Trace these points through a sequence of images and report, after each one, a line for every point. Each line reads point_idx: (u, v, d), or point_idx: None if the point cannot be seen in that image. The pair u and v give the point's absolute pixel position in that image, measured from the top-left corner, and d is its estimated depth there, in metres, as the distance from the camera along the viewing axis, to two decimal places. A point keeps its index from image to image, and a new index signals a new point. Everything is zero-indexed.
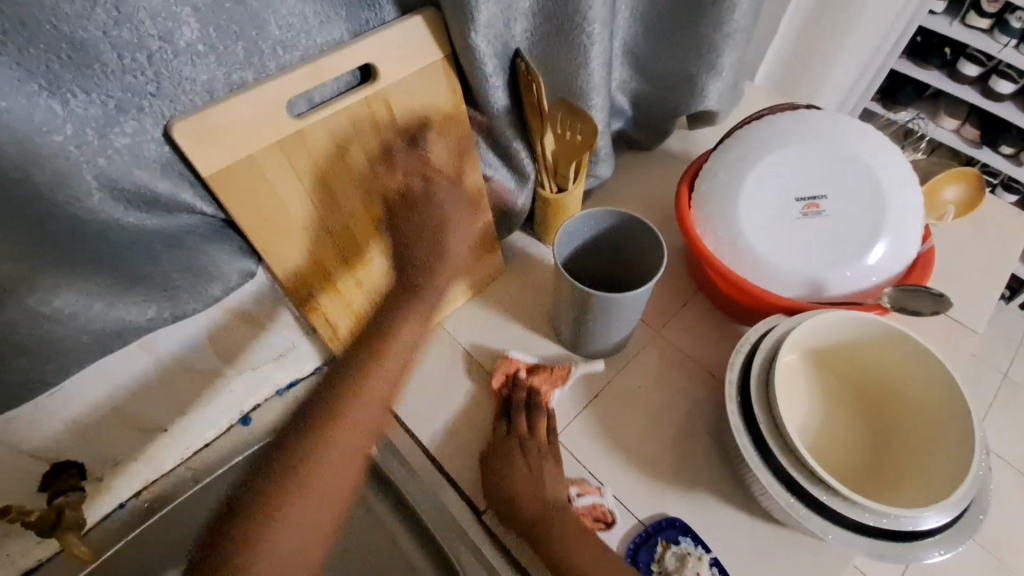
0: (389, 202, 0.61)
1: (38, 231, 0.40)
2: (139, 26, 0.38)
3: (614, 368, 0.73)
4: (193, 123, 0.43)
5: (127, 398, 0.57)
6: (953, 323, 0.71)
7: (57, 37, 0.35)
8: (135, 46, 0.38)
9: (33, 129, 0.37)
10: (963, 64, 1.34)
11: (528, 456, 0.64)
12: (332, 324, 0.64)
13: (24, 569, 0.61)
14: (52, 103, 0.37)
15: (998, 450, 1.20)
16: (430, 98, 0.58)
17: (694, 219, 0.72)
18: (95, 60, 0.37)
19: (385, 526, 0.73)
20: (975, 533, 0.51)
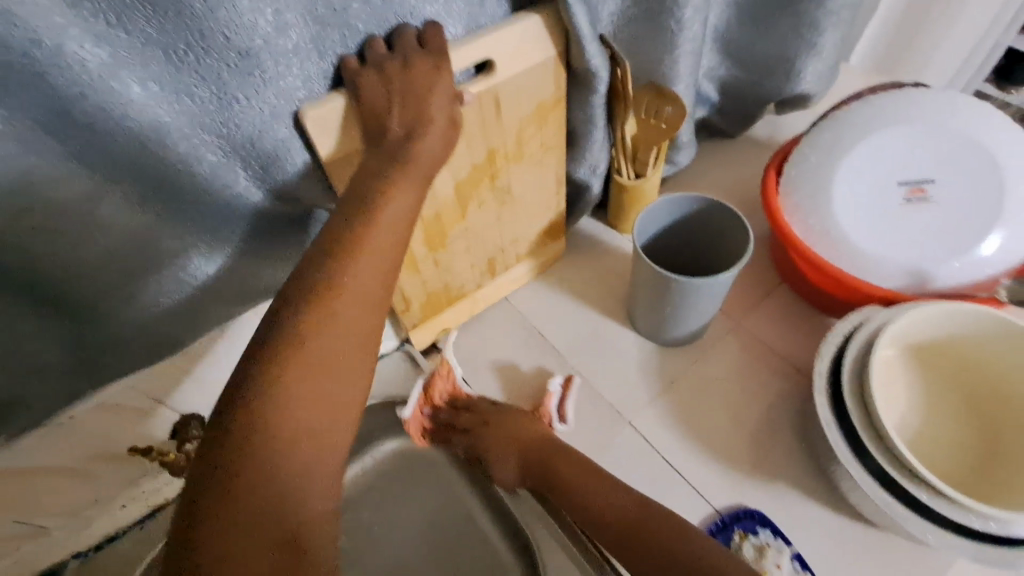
0: (477, 190, 0.62)
1: (173, 207, 0.44)
2: (292, 36, 0.41)
3: (691, 356, 0.72)
4: (321, 111, 0.45)
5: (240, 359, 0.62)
6: None
7: (226, 48, 0.38)
8: (286, 54, 0.41)
9: (190, 129, 0.41)
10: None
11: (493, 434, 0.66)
12: (406, 299, 0.69)
13: (150, 507, 0.67)
14: (216, 107, 0.41)
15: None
16: (536, 91, 0.57)
17: (783, 205, 0.69)
18: (256, 66, 0.40)
19: (459, 497, 0.77)
20: None
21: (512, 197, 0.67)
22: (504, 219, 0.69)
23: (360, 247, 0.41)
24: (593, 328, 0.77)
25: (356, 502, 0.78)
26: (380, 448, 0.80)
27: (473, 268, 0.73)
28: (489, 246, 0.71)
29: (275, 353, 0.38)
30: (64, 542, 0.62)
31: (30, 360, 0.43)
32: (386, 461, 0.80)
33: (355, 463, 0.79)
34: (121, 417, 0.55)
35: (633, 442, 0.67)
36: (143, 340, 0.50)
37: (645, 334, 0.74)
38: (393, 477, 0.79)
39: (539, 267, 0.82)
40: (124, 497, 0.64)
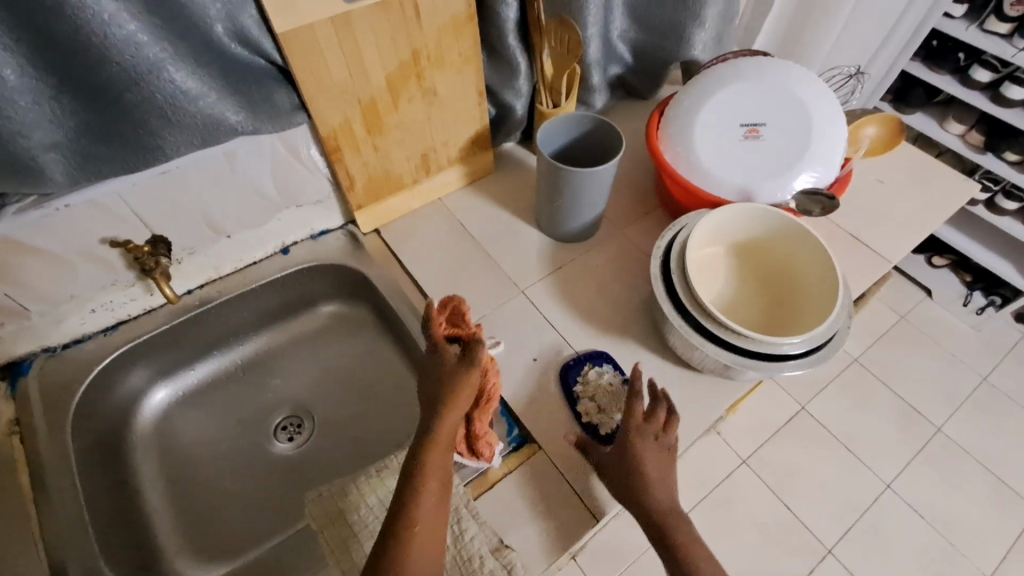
0: (406, 85, 0.78)
1: (168, 28, 0.57)
2: None
3: (580, 252, 0.90)
4: None
5: (209, 198, 0.75)
6: (861, 247, 0.90)
7: None
8: None
9: None
10: (976, 70, 1.35)
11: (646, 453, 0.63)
12: (351, 176, 0.83)
13: (117, 319, 0.80)
14: None
15: (949, 431, 1.36)
16: (449, 4, 0.74)
17: (662, 138, 0.87)
18: None
19: (381, 353, 0.91)
20: (829, 358, 0.67)
21: (439, 98, 0.82)
22: (434, 118, 0.85)
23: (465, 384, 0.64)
24: (506, 224, 0.94)
25: (292, 350, 0.92)
26: (319, 309, 0.94)
27: (411, 160, 0.88)
28: (421, 142, 0.87)
29: (410, 523, 0.55)
30: (39, 332, 0.75)
31: (45, 140, 0.57)
32: (323, 321, 0.94)
33: (296, 319, 0.93)
34: (104, 222, 0.69)
35: (522, 305, 0.84)
36: (129, 143, 0.61)
37: (546, 231, 0.91)
38: (328, 333, 0.93)
39: (470, 177, 0.98)
40: (93, 305, 0.77)
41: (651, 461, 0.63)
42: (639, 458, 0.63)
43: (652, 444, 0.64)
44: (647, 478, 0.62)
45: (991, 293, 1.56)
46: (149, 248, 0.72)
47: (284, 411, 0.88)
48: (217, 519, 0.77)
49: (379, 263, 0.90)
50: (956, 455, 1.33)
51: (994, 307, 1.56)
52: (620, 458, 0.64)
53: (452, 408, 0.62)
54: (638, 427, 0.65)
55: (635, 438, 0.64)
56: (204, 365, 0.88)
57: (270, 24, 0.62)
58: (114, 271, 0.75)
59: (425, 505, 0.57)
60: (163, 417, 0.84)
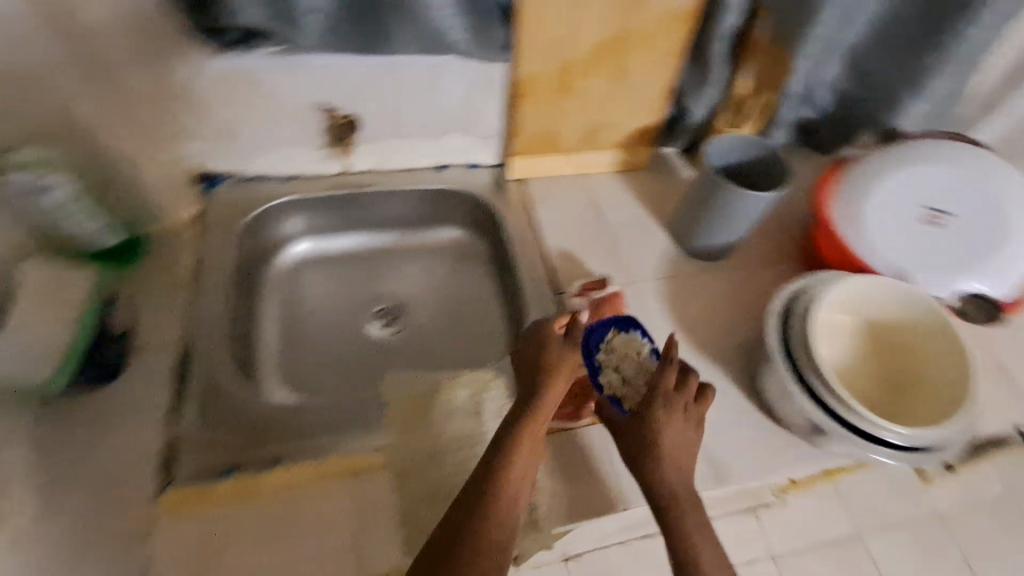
0: (608, 58, 0.82)
1: None
2: None
3: (701, 272, 0.90)
4: None
5: (406, 99, 0.85)
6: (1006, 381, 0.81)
7: None
8: None
9: None
10: None
11: (667, 414, 0.63)
12: (524, 124, 0.89)
13: (293, 172, 0.92)
14: None
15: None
16: None
17: (832, 188, 0.84)
18: None
19: (484, 289, 0.97)
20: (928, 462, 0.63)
21: (630, 79, 0.86)
22: (616, 96, 0.89)
23: (552, 376, 0.64)
24: (641, 220, 0.95)
25: (411, 257, 1.01)
26: (446, 232, 1.02)
27: (580, 129, 0.92)
28: (594, 116, 0.91)
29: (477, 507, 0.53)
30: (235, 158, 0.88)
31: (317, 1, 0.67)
32: (446, 243, 1.01)
33: (426, 233, 1.01)
34: (321, 85, 0.80)
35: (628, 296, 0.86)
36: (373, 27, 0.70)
37: (677, 240, 0.92)
38: (447, 255, 1.01)
39: (623, 166, 1.00)
40: (281, 153, 0.89)
41: (669, 441, 0.62)
42: (660, 430, 0.62)
43: (678, 420, 0.63)
44: (665, 462, 0.60)
45: None
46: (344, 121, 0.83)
47: (386, 303, 0.96)
48: (304, 367, 0.87)
49: (513, 209, 0.95)
50: None
51: None
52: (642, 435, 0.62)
53: (539, 413, 0.61)
54: (664, 403, 0.63)
55: (656, 417, 0.62)
56: (340, 239, 0.99)
57: None
58: (310, 132, 0.86)
59: (512, 472, 0.57)
60: (294, 268, 0.95)
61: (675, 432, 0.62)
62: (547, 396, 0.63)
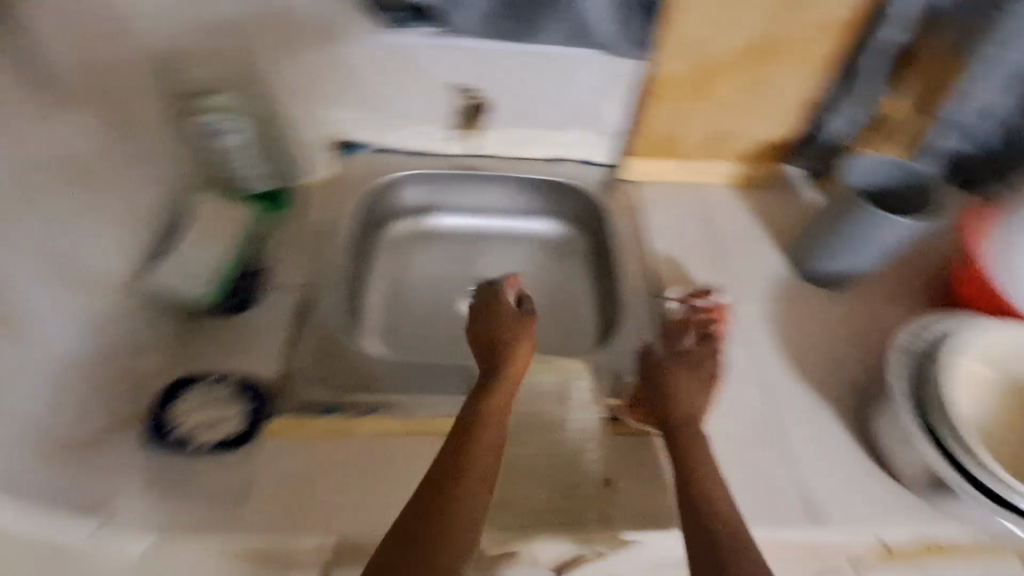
0: (748, 65, 0.81)
1: None
2: None
3: (812, 299, 0.85)
4: None
5: (538, 89, 0.87)
6: None
7: None
8: None
9: None
10: None
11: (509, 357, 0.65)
12: (648, 124, 0.89)
13: (419, 150, 0.97)
14: None
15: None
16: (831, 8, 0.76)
17: (990, 231, 0.75)
18: None
19: (580, 286, 0.97)
20: None
21: (766, 89, 0.84)
22: (749, 104, 0.86)
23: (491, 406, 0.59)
24: (755, 237, 0.92)
25: (512, 245, 1.03)
26: (548, 225, 1.03)
27: (706, 136, 0.91)
28: (721, 121, 0.89)
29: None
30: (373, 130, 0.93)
31: None
32: (546, 235, 1.03)
33: (530, 224, 1.03)
34: (463, 66, 0.84)
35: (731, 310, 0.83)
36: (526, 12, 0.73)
37: (791, 263, 0.87)
38: (545, 247, 1.02)
39: (741, 180, 0.97)
40: (411, 128, 0.93)
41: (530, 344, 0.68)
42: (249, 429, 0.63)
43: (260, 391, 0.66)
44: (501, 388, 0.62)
45: None
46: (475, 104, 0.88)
47: (484, 284, 0.99)
48: (402, 336, 0.89)
49: (623, 211, 0.95)
50: None
51: None
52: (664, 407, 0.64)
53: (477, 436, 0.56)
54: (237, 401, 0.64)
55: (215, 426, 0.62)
56: (448, 218, 1.02)
57: None
58: (442, 112, 0.91)
59: (466, 504, 0.51)
60: (404, 239, 1.00)
61: (521, 351, 0.67)
62: (478, 424, 0.57)
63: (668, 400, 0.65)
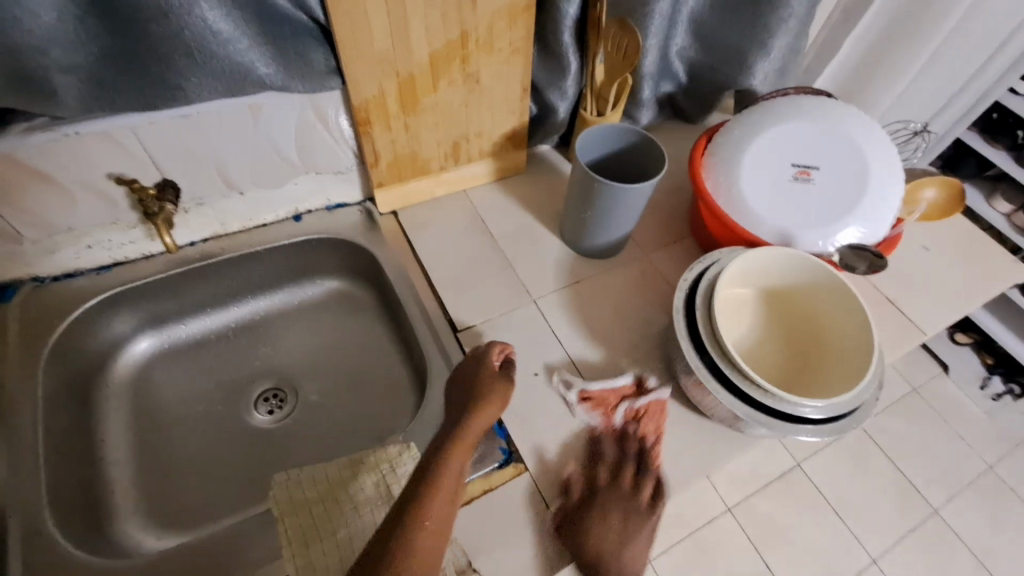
0: (449, 67, 0.75)
1: None
2: None
3: (597, 270, 0.86)
4: None
5: (228, 151, 0.72)
6: (898, 315, 0.84)
7: None
8: None
9: None
10: None
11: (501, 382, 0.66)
12: (377, 151, 0.80)
13: (113, 259, 0.76)
14: None
15: (947, 516, 1.23)
16: None
17: (704, 167, 0.82)
18: None
19: (379, 337, 0.87)
20: (845, 432, 0.63)
21: (481, 85, 0.79)
22: (471, 104, 0.81)
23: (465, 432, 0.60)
24: (528, 226, 0.90)
25: (287, 320, 0.87)
26: (321, 284, 0.90)
27: (444, 145, 0.84)
28: (450, 127, 0.83)
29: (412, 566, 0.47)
30: (31, 259, 0.71)
31: (63, 61, 0.53)
32: (324, 295, 0.90)
33: (299, 290, 0.89)
34: (111, 155, 0.65)
35: (528, 314, 0.80)
36: (147, 78, 0.58)
37: (568, 242, 0.87)
38: (328, 309, 0.89)
39: (499, 174, 0.94)
40: (90, 239, 0.73)
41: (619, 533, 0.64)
42: None
43: None
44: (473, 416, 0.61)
45: (1012, 381, 1.38)
46: (155, 192, 0.70)
47: (268, 381, 0.83)
48: (185, 479, 0.73)
49: (389, 244, 0.86)
50: (952, 543, 1.21)
51: (1012, 397, 1.39)
52: (600, 554, 0.62)
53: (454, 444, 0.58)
54: None
55: None
56: (195, 320, 0.83)
57: None
58: (118, 210, 0.71)
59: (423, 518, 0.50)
60: (144, 368, 0.79)
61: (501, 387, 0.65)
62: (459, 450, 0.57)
63: (593, 553, 0.63)
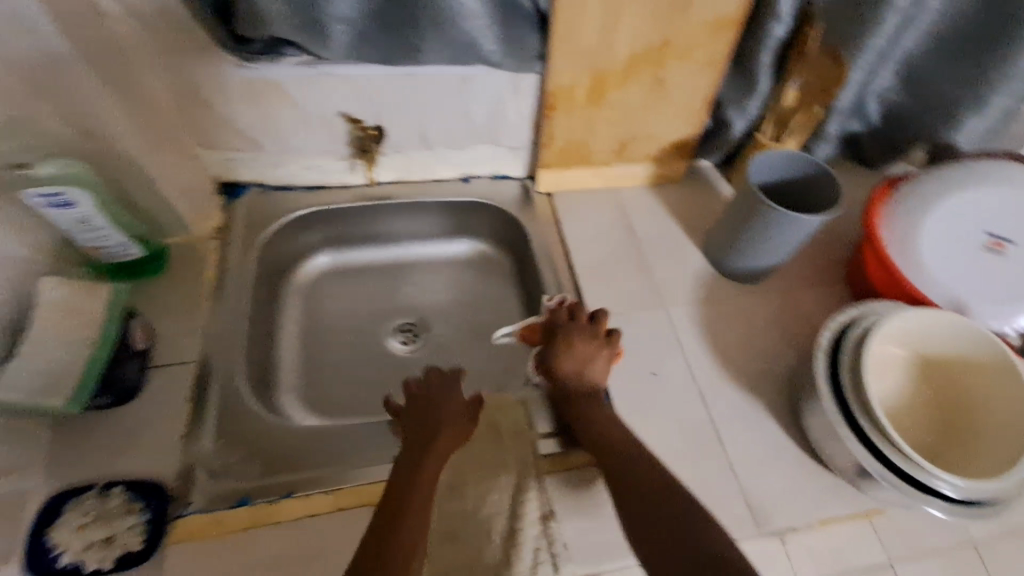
0: (644, 69, 0.79)
1: None
2: None
3: (734, 292, 0.86)
4: None
5: (432, 110, 0.82)
6: None
7: None
8: None
9: None
10: None
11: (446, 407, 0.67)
12: (553, 135, 0.86)
13: (318, 183, 0.90)
14: None
15: None
16: (720, 6, 0.73)
17: (882, 211, 0.78)
18: None
19: (509, 303, 0.94)
20: (982, 518, 0.59)
21: (666, 90, 0.82)
22: (651, 107, 0.84)
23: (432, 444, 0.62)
24: (674, 235, 0.91)
25: (434, 268, 0.97)
26: (470, 244, 0.98)
27: (615, 141, 0.89)
28: (626, 125, 0.86)
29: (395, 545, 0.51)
30: (257, 167, 0.85)
31: (343, 12, 0.63)
32: (469, 254, 0.98)
33: (450, 244, 0.98)
34: (347, 96, 0.77)
35: (658, 316, 0.82)
36: (398, 40, 0.67)
37: (712, 259, 0.88)
38: (470, 267, 0.98)
39: (656, 178, 0.96)
40: (308, 162, 0.86)
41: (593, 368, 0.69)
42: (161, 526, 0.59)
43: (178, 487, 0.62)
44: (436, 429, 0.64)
45: None
46: (372, 134, 0.83)
47: (408, 315, 0.93)
48: (329, 385, 0.84)
49: (540, 222, 0.93)
50: None
51: None
52: (579, 386, 0.69)
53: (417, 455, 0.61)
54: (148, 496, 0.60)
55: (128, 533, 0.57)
56: (362, 249, 0.96)
57: None
58: (335, 143, 0.84)
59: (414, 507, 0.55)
60: (318, 279, 0.93)
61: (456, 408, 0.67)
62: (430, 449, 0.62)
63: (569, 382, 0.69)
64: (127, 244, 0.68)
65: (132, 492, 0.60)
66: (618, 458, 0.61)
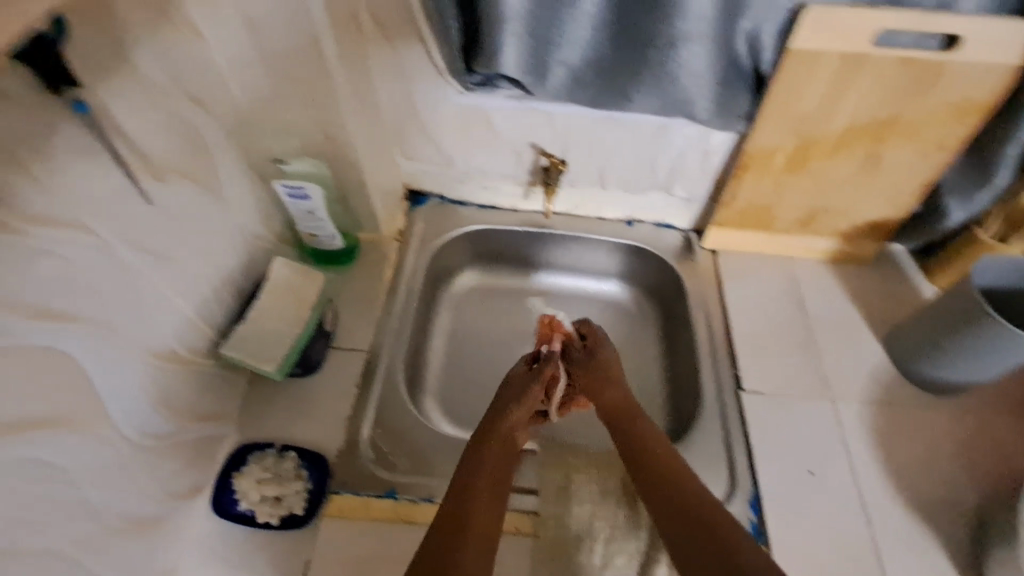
0: (859, 143, 0.73)
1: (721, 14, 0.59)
2: None
3: (916, 401, 0.76)
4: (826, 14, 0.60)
5: (618, 153, 0.83)
6: None
7: None
8: None
9: None
10: None
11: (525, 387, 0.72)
12: (737, 195, 0.82)
13: (491, 203, 0.94)
14: None
15: None
16: (971, 90, 0.65)
17: None
18: None
19: (651, 354, 0.92)
20: None
21: (878, 167, 0.75)
22: (855, 182, 0.78)
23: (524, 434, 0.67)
24: (851, 322, 0.84)
25: (579, 303, 0.98)
26: (619, 285, 0.98)
27: (803, 210, 0.83)
28: (820, 197, 0.81)
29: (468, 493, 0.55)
30: (445, 182, 0.91)
31: (569, 57, 0.65)
32: (617, 297, 0.98)
33: (599, 282, 0.98)
34: (542, 131, 0.80)
35: (821, 408, 0.75)
36: (613, 90, 0.68)
37: (894, 357, 0.79)
38: (615, 310, 0.97)
39: (837, 255, 0.89)
40: (487, 184, 0.91)
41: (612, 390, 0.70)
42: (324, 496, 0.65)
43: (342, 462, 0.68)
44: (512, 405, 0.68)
45: None
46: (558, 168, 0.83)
47: None
48: (463, 399, 0.87)
49: (701, 280, 0.89)
50: None
51: None
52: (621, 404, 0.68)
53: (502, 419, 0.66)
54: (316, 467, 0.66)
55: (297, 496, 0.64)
56: (515, 271, 0.99)
57: (791, 37, 0.62)
58: (517, 170, 0.88)
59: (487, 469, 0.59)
60: (469, 292, 0.98)
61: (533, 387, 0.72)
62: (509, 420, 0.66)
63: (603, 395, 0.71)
64: (334, 236, 0.77)
65: (303, 460, 0.67)
66: (655, 467, 0.59)
